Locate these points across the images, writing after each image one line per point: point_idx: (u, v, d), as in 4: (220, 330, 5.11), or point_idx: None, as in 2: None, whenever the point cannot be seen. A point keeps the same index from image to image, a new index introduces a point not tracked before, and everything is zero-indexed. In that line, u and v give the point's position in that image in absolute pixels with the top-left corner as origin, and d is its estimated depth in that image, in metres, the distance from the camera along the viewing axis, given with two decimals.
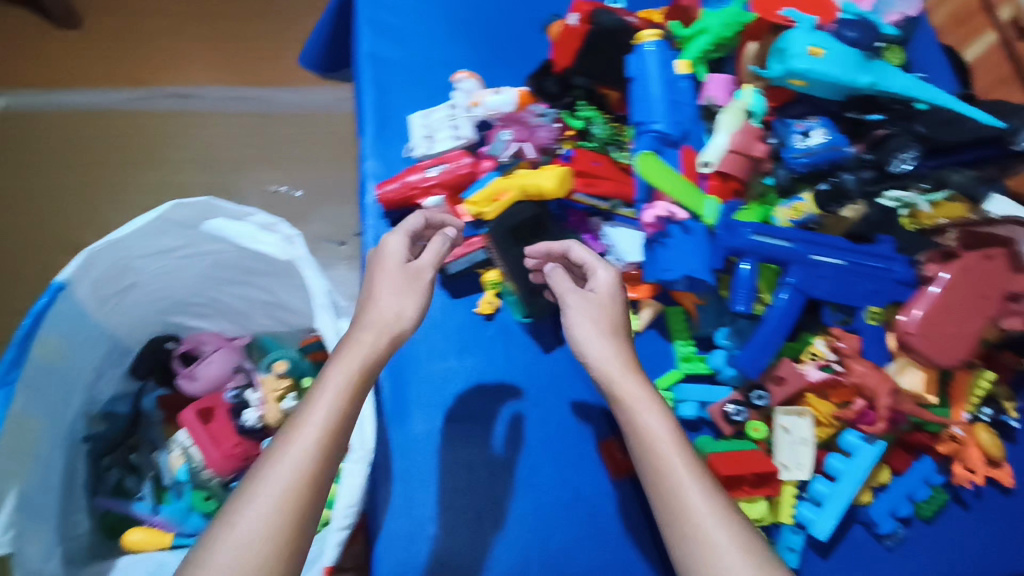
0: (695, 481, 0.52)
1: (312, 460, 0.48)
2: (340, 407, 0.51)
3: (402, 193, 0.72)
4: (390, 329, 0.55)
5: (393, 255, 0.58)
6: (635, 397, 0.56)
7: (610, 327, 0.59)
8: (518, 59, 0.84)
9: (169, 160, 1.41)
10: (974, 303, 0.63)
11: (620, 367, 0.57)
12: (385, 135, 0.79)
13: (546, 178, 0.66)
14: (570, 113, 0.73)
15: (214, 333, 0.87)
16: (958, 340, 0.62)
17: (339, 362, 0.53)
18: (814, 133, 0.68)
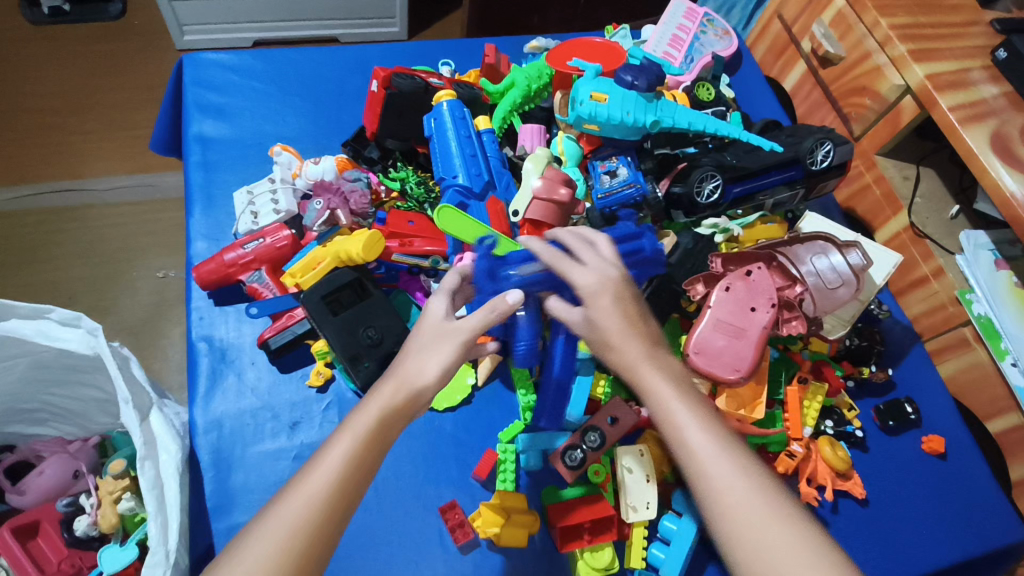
0: (727, 460, 0.44)
1: (330, 489, 0.42)
2: (337, 473, 0.43)
3: (220, 272, 0.70)
4: (411, 383, 0.47)
5: (434, 312, 0.51)
6: (651, 371, 0.49)
7: (622, 302, 0.51)
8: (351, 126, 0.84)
9: (49, 255, 1.30)
10: (745, 315, 0.65)
11: (623, 330, 0.50)
12: (212, 215, 0.78)
13: (355, 243, 0.66)
14: (388, 175, 0.75)
15: (54, 438, 0.81)
16: (741, 346, 0.65)
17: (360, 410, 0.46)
18: (618, 172, 0.72)
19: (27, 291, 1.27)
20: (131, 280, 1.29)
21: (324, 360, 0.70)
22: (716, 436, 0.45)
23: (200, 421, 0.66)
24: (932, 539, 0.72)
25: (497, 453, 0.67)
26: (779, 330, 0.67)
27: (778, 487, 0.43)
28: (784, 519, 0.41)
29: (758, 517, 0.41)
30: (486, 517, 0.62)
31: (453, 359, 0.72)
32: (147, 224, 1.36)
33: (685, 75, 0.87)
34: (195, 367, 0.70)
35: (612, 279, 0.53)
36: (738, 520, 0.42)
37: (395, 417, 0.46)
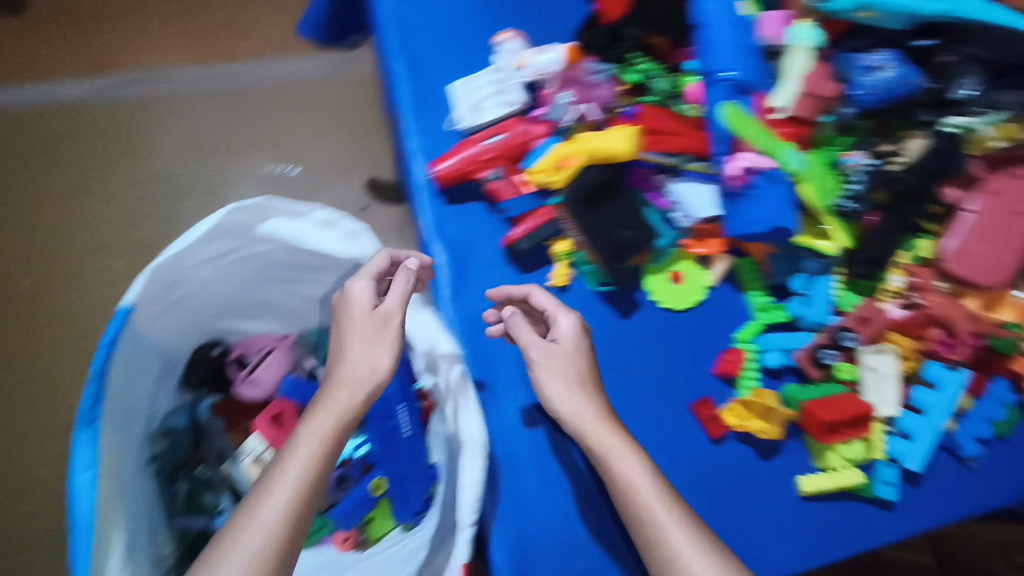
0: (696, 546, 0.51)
1: (282, 515, 0.47)
2: (307, 471, 0.49)
3: (460, 168, 0.68)
4: (357, 382, 0.54)
5: (362, 298, 0.58)
6: (623, 468, 0.54)
7: (579, 381, 0.59)
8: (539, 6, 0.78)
9: (146, 143, 1.27)
10: (1008, 221, 0.65)
11: (595, 423, 0.56)
12: (422, 107, 0.74)
13: (617, 139, 0.64)
14: (625, 67, 0.69)
15: (267, 334, 0.82)
16: (997, 258, 0.65)
17: (308, 425, 0.52)
18: (884, 66, 0.66)
19: (161, 199, 1.24)
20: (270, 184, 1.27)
21: (566, 263, 0.69)
22: (645, 486, 0.53)
23: (453, 318, 0.68)
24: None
25: (741, 351, 0.68)
26: None
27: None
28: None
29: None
30: (738, 412, 0.66)
31: (684, 261, 0.71)
32: (260, 136, 1.30)
33: None
34: (432, 264, 0.69)
35: (372, 295, 0.59)
36: None
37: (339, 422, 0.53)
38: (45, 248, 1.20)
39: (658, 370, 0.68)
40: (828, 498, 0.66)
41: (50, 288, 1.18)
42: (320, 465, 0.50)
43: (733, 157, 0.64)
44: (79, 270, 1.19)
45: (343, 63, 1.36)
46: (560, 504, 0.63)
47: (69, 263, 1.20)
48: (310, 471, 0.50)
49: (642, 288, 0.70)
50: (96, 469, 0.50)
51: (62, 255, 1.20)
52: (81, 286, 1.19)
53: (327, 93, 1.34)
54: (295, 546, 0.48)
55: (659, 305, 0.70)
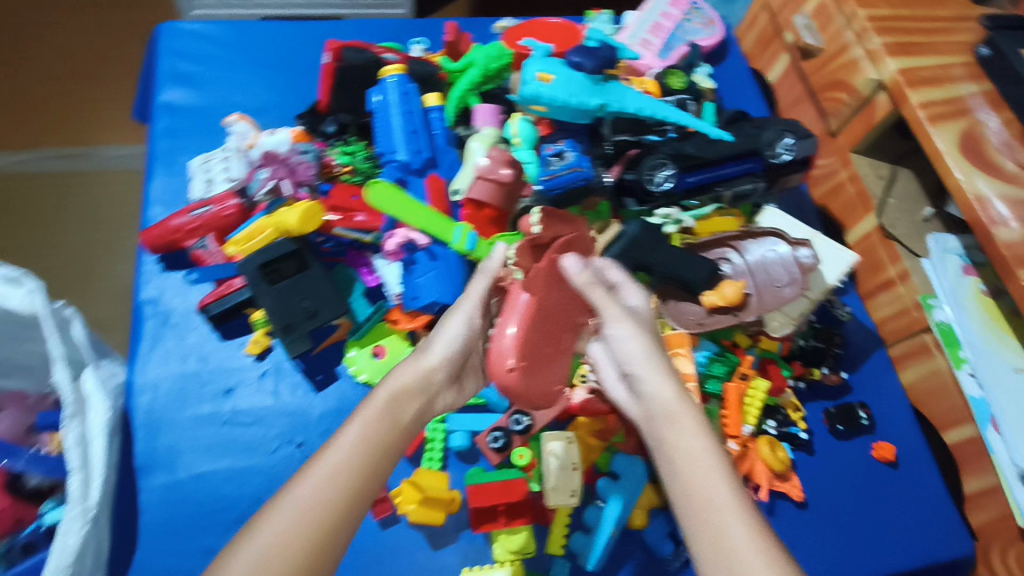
0: (710, 467, 0.43)
1: (355, 479, 0.41)
2: (361, 446, 0.43)
3: (166, 237, 0.71)
4: (434, 366, 0.52)
5: (474, 290, 0.57)
6: (654, 383, 0.48)
7: (657, 341, 0.50)
8: (303, 94, 0.84)
9: None
10: (569, 325, 0.61)
11: (647, 359, 0.49)
12: (169, 180, 0.79)
13: (291, 215, 0.66)
14: (342, 147, 0.74)
15: (13, 394, 0.81)
16: (552, 359, 0.60)
17: (370, 404, 0.46)
18: (564, 156, 0.72)
19: None
20: (108, 252, 1.20)
21: (263, 330, 0.70)
22: (670, 400, 0.47)
23: (140, 377, 0.68)
24: (870, 552, 0.70)
25: (426, 431, 0.66)
26: (713, 320, 0.69)
27: (768, 534, 0.41)
28: (758, 545, 0.40)
29: (725, 555, 0.40)
30: (404, 494, 0.62)
31: (392, 335, 0.71)
32: (102, 200, 1.24)
33: (636, 56, 0.86)
34: (138, 325, 0.71)
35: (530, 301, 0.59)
36: (710, 537, 0.41)
37: (406, 405, 0.48)
38: None
39: None
40: None
41: None
42: (382, 434, 0.45)
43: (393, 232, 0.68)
44: None
45: None
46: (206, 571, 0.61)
47: None
48: (374, 437, 0.44)
49: (342, 361, 0.71)
50: None
51: None
52: None
53: None
54: (359, 507, 0.41)
55: (357, 380, 0.70)
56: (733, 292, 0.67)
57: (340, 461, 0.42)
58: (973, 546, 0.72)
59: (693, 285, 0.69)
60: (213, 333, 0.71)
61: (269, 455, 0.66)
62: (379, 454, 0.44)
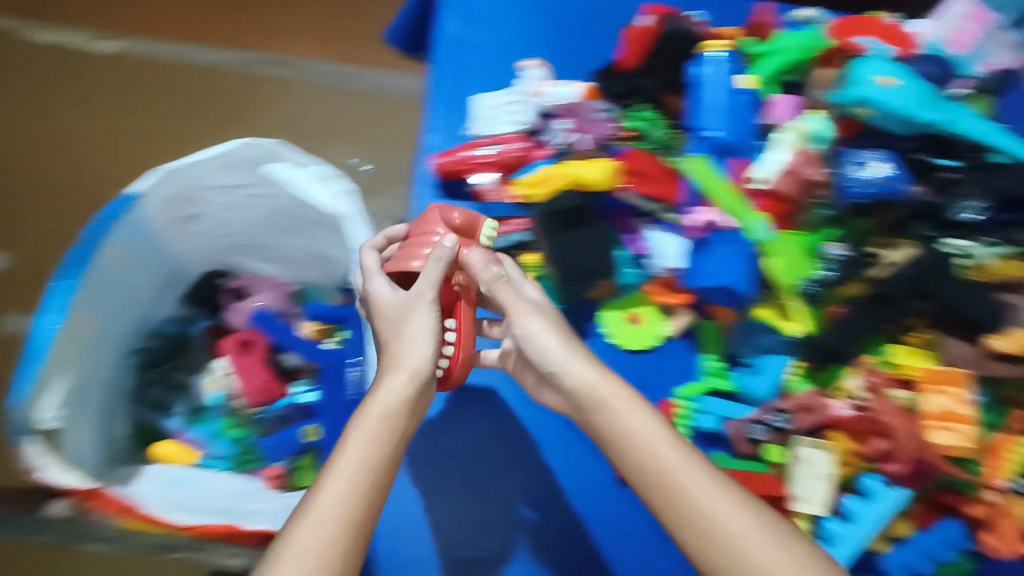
0: (666, 450, 0.48)
1: (335, 522, 0.46)
2: (360, 478, 0.48)
3: (455, 166, 0.74)
4: (412, 368, 0.53)
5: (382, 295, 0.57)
6: (577, 371, 0.52)
7: (556, 328, 0.55)
8: (585, 48, 0.85)
9: (250, 111, 1.45)
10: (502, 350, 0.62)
11: (601, 375, 0.52)
12: (450, 113, 0.82)
13: (593, 169, 0.69)
14: (631, 114, 0.74)
15: (269, 278, 0.89)
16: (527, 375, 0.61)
17: (359, 424, 0.51)
18: (873, 164, 0.68)
19: None
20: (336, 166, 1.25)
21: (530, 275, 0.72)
22: (595, 377, 0.52)
23: None
24: None
25: (675, 406, 0.68)
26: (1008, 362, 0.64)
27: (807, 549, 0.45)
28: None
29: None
30: None
31: (648, 305, 0.73)
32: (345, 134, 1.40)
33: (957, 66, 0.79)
34: None
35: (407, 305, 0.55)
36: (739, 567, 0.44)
37: (399, 415, 0.52)
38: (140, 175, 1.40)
39: None
40: None
41: None
42: (375, 449, 0.50)
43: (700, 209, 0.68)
44: None
45: None
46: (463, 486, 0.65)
47: None
48: (363, 458, 0.49)
49: (596, 320, 0.72)
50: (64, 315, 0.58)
51: None
52: None
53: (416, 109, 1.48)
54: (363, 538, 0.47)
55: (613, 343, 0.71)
56: None
57: (344, 481, 0.48)
58: None
59: (980, 324, 0.64)
60: None
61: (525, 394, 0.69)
62: (387, 472, 0.50)
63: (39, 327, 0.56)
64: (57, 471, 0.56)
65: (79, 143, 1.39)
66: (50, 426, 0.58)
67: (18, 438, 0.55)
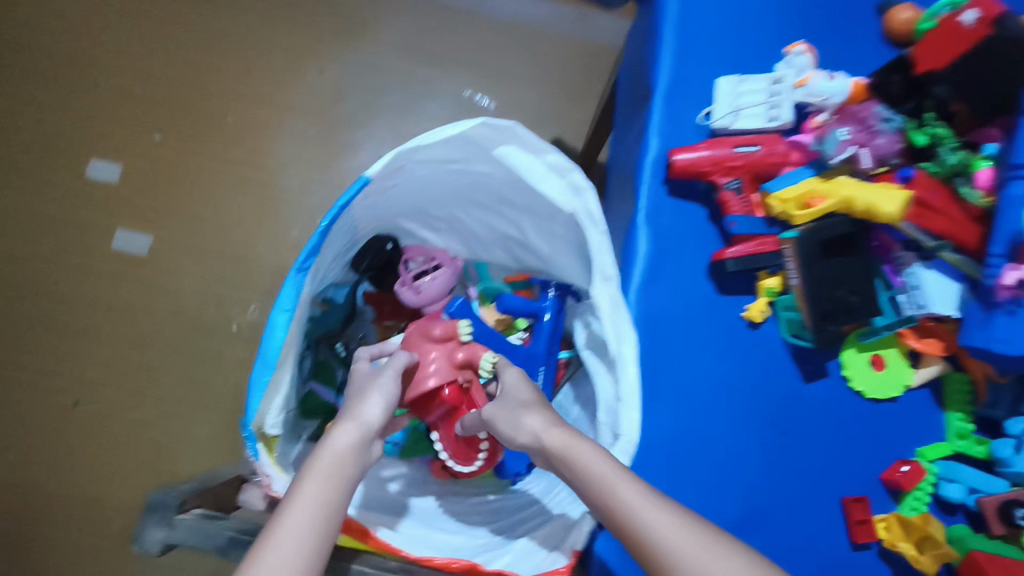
0: (650, 500, 0.44)
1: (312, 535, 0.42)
2: (324, 501, 0.44)
3: (698, 165, 0.64)
4: (364, 423, 0.50)
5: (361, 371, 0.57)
6: (554, 435, 0.50)
7: (527, 401, 0.54)
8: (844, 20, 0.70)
9: (375, 34, 1.34)
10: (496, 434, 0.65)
11: (547, 425, 0.51)
12: (680, 91, 0.69)
13: (882, 198, 0.58)
14: (915, 125, 0.62)
15: (436, 248, 0.82)
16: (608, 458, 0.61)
17: (313, 459, 0.47)
18: None
19: (366, 87, 1.32)
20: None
21: (767, 300, 0.64)
22: (573, 439, 0.49)
23: (633, 306, 0.65)
24: None
25: (920, 469, 0.61)
26: None
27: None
28: None
29: None
30: (892, 527, 0.60)
31: (893, 348, 0.65)
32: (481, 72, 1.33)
33: None
34: (631, 246, 0.67)
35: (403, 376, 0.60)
36: None
37: (349, 459, 0.48)
38: (257, 95, 1.31)
39: (829, 446, 0.63)
40: None
41: (248, 131, 1.29)
42: (335, 488, 0.45)
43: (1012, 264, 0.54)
44: (276, 124, 1.30)
45: (569, 22, 1.36)
46: None
47: (269, 115, 1.30)
48: (328, 496, 0.44)
49: (834, 359, 0.65)
50: (293, 312, 0.52)
51: (266, 107, 1.30)
52: (277, 141, 1.29)
53: (552, 47, 1.35)
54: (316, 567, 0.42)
55: (850, 386, 0.64)
56: None
57: (314, 497, 0.44)
58: None
59: None
60: (711, 283, 0.65)
61: (757, 434, 0.63)
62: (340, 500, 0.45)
63: (275, 328, 0.51)
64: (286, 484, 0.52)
65: (201, 57, 1.31)
66: (276, 432, 0.54)
67: (251, 452, 0.51)
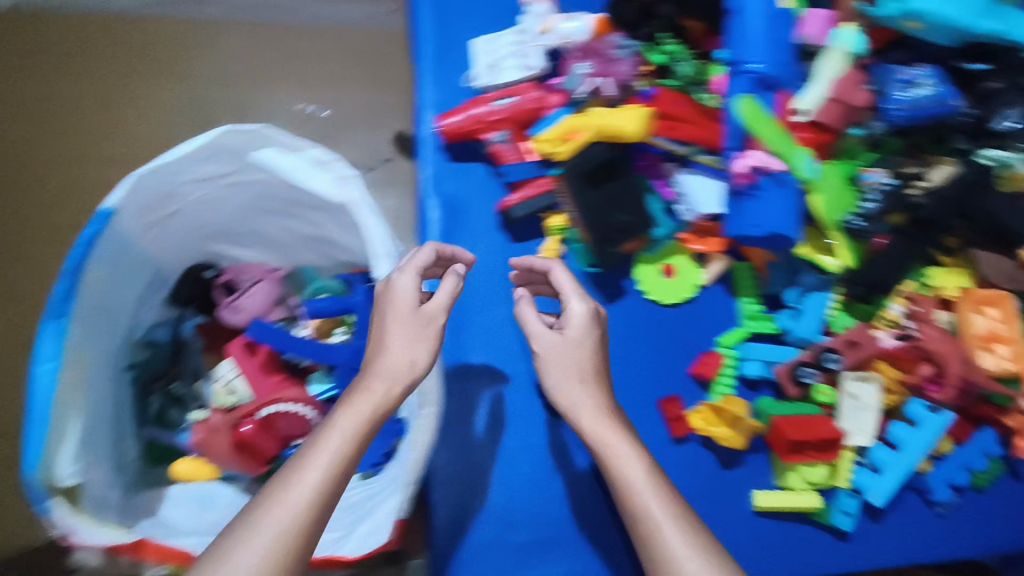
0: (648, 487, 0.51)
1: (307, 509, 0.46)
2: (331, 469, 0.47)
3: (466, 126, 0.66)
4: (396, 378, 0.52)
5: (404, 295, 0.53)
6: (576, 406, 0.56)
7: (589, 370, 0.56)
8: None
9: None
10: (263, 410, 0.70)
11: (591, 415, 0.55)
12: (442, 59, 0.72)
13: (626, 119, 0.61)
14: (651, 47, 0.66)
15: (255, 264, 0.82)
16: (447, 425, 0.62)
17: (337, 415, 0.50)
18: (920, 83, 0.62)
19: None
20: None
21: (557, 237, 0.67)
22: (598, 427, 0.54)
23: (433, 273, 0.67)
24: None
25: (720, 356, 0.67)
26: None
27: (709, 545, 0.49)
28: None
29: None
30: (706, 416, 0.65)
31: (681, 255, 0.70)
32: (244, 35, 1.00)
33: None
34: (424, 219, 0.69)
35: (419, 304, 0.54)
36: None
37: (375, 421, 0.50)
38: None
39: (639, 356, 0.67)
40: (783, 515, 0.65)
41: None
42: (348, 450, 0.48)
43: (743, 153, 0.60)
44: None
45: None
46: (517, 469, 0.64)
47: None
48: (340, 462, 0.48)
49: (630, 277, 0.69)
50: (58, 363, 0.53)
51: None
52: None
53: None
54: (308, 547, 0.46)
55: (647, 296, 0.69)
56: None
57: (313, 486, 0.46)
58: None
59: (1017, 237, 0.65)
60: (502, 232, 0.68)
61: None
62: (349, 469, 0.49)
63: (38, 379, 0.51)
64: (88, 528, 0.52)
65: None
66: (73, 481, 0.54)
67: (40, 507, 0.50)
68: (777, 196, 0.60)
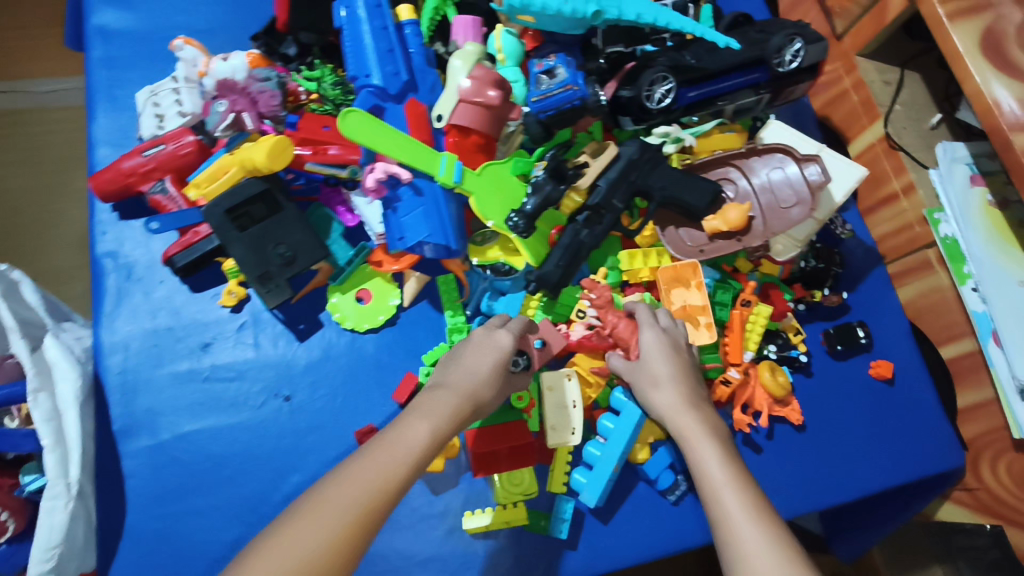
0: (727, 466, 0.51)
1: (382, 483, 0.43)
2: (420, 447, 0.46)
3: (117, 180, 0.64)
4: (472, 400, 0.50)
5: (501, 340, 0.54)
6: (658, 398, 0.56)
7: (680, 372, 0.57)
8: (243, 13, 0.74)
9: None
10: None
11: (681, 407, 0.55)
12: (116, 117, 0.71)
13: (257, 151, 0.59)
14: (302, 75, 0.67)
15: None
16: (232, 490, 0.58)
17: (430, 402, 0.49)
18: (555, 72, 0.64)
19: None
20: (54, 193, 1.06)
21: (237, 279, 0.65)
22: (676, 407, 0.55)
23: (102, 340, 0.63)
24: (855, 471, 0.69)
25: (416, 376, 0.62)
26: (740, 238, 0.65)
27: (779, 526, 0.46)
28: (774, 551, 0.44)
29: None
30: None
31: (376, 278, 0.67)
32: (37, 139, 1.07)
33: None
34: (99, 283, 0.65)
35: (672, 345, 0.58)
36: None
37: (450, 406, 0.49)
38: None
39: (335, 393, 0.64)
40: (501, 530, 0.62)
41: None
42: (437, 427, 0.47)
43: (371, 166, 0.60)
44: None
45: None
46: (202, 540, 0.58)
47: None
48: (422, 441, 0.46)
49: (324, 309, 0.66)
50: None
51: None
52: None
53: None
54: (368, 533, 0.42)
55: (341, 326, 0.66)
56: (737, 216, 0.63)
57: (402, 460, 0.45)
58: (965, 456, 0.73)
59: (699, 212, 0.64)
60: (180, 284, 0.65)
61: (256, 411, 0.62)
62: (428, 461, 0.46)
63: None
64: None
65: None
66: None
67: None
68: (417, 205, 0.60)
